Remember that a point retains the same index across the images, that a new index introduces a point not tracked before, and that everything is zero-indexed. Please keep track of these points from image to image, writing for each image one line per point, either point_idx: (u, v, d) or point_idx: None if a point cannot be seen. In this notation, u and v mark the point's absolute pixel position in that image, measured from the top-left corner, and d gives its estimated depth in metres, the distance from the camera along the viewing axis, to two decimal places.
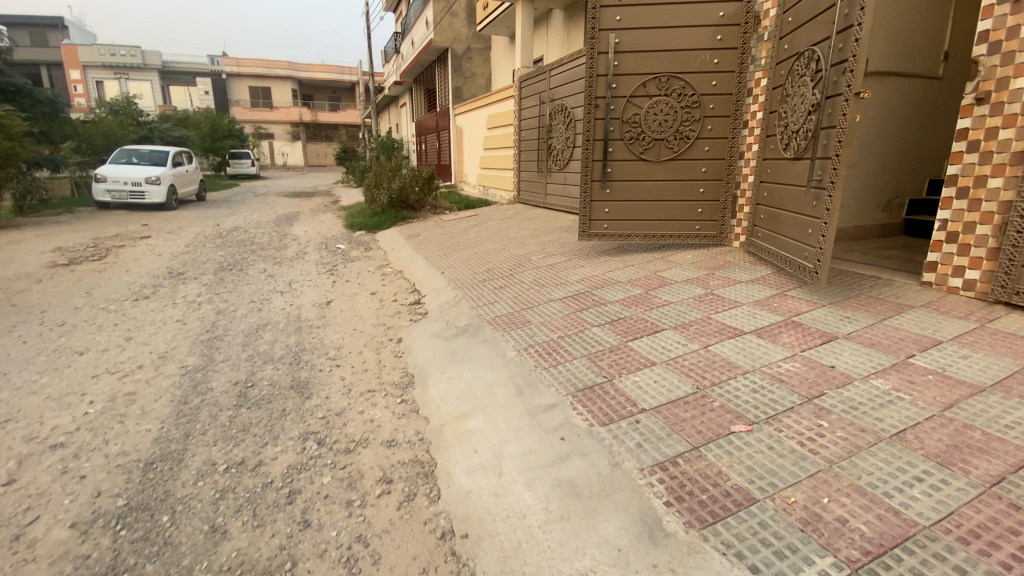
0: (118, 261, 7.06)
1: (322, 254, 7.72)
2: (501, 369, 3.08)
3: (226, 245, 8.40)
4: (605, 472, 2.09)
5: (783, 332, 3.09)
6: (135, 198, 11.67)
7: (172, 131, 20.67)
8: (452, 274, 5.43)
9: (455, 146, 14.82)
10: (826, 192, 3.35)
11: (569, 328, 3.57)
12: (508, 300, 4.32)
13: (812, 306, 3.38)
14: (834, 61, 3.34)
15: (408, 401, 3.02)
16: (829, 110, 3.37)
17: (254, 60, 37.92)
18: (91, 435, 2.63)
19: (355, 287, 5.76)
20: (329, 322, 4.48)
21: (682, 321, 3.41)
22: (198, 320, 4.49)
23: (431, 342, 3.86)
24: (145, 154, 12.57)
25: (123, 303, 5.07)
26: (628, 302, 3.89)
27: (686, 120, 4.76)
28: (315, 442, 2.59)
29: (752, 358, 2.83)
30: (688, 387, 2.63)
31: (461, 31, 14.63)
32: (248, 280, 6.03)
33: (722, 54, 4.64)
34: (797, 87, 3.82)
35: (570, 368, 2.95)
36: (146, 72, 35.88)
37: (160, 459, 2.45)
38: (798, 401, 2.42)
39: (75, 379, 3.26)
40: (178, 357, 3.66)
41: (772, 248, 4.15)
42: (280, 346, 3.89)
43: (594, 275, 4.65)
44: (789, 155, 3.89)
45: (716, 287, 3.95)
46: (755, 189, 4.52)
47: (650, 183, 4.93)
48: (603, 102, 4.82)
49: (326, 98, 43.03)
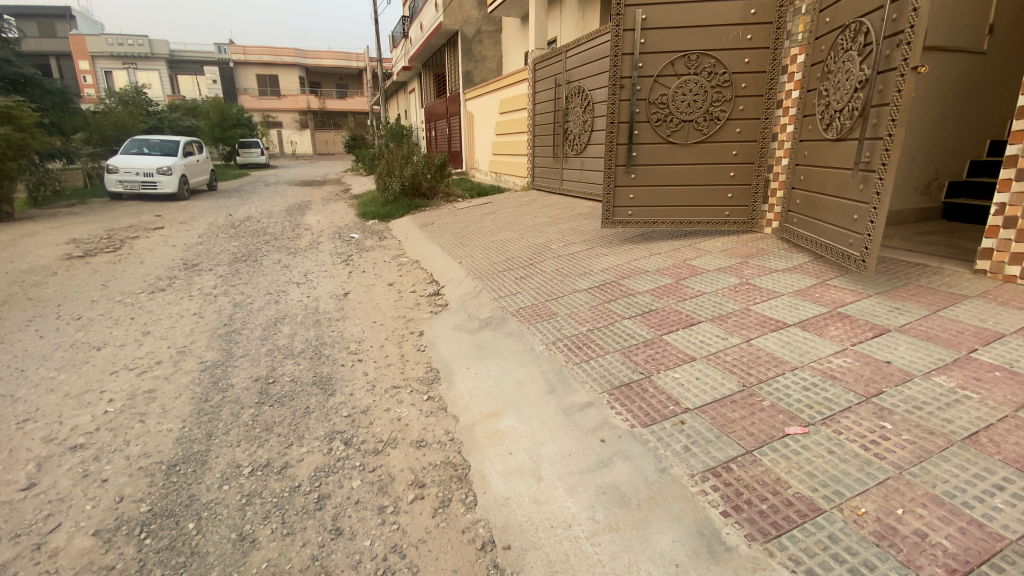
0: (132, 253, 7.01)
1: (335, 244, 7.60)
2: (531, 365, 2.94)
3: (239, 235, 8.32)
4: (653, 478, 1.96)
5: (830, 325, 2.92)
6: (147, 188, 11.64)
7: (182, 121, 20.63)
8: (471, 264, 5.29)
9: (466, 132, 14.58)
10: (875, 175, 3.15)
11: (598, 321, 3.42)
12: (530, 291, 4.17)
13: (858, 296, 3.20)
14: (887, 33, 3.12)
15: (434, 398, 2.91)
16: (880, 86, 3.16)
17: (261, 48, 37.59)
18: (111, 435, 2.54)
19: (371, 278, 5.64)
20: (347, 315, 4.37)
21: (719, 313, 3.24)
22: (214, 313, 4.41)
23: (454, 335, 3.73)
24: (156, 144, 12.49)
25: (139, 296, 5.00)
26: (658, 292, 3.73)
27: (717, 100, 4.54)
28: (342, 443, 2.48)
29: (800, 354, 2.67)
30: (733, 384, 2.48)
31: (471, 12, 14.19)
32: (264, 271, 5.93)
33: (755, 30, 4.40)
34: (842, 61, 3.59)
35: (603, 364, 2.81)
36: (154, 61, 35.79)
37: (182, 461, 2.36)
38: (855, 401, 2.27)
39: (93, 376, 3.18)
40: (197, 352, 3.57)
41: (809, 235, 3.96)
42: (299, 340, 3.79)
43: (619, 264, 4.48)
44: (831, 135, 3.67)
45: (751, 276, 3.77)
46: (790, 173, 4.30)
47: (678, 168, 4.74)
48: (628, 83, 4.62)
49: (333, 85, 42.62)
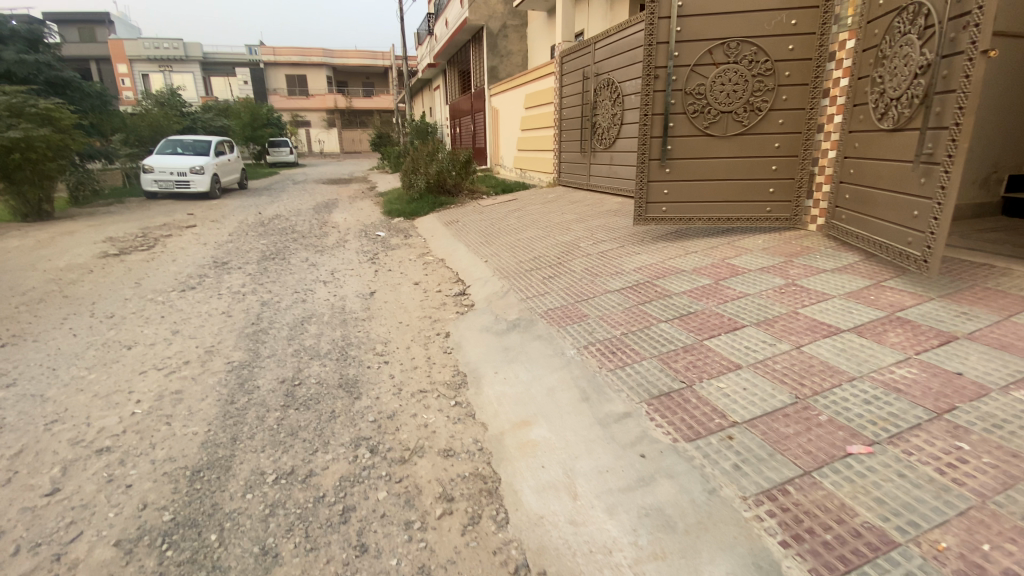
0: (165, 251, 7.14)
1: (362, 242, 7.59)
2: (562, 370, 2.81)
3: (268, 233, 8.39)
4: (700, 500, 1.81)
5: (888, 331, 2.69)
6: (180, 187, 11.91)
7: (214, 121, 21.08)
8: (497, 262, 5.17)
9: (491, 128, 14.46)
10: (939, 168, 2.88)
11: (632, 324, 3.26)
12: (559, 292, 4.03)
13: (918, 300, 2.95)
14: (953, 14, 2.85)
15: (462, 403, 2.78)
16: (945, 71, 2.89)
17: (290, 48, 38.22)
18: (137, 439, 2.52)
19: (397, 276, 5.58)
20: (374, 315, 4.30)
21: (764, 317, 3.05)
22: (243, 312, 4.40)
23: (481, 337, 3.61)
24: (189, 144, 12.77)
25: (170, 294, 5.05)
26: (696, 294, 3.54)
27: (758, 90, 4.29)
28: (367, 450, 2.39)
29: (857, 363, 2.46)
30: (785, 396, 2.29)
31: (497, 7, 14.02)
32: (292, 270, 5.94)
33: (800, 14, 4.13)
34: (899, 46, 3.31)
35: (640, 371, 2.65)
36: (189, 63, 36.82)
37: (207, 467, 2.31)
38: (925, 417, 2.06)
39: (123, 375, 3.19)
40: (225, 352, 3.55)
41: (860, 233, 3.70)
42: (326, 340, 3.73)
43: (653, 263, 4.29)
44: (886, 126, 3.40)
45: (797, 276, 3.54)
46: (838, 166, 4.04)
47: (715, 162, 4.52)
48: (663, 73, 4.42)
49: (360, 84, 43.06)
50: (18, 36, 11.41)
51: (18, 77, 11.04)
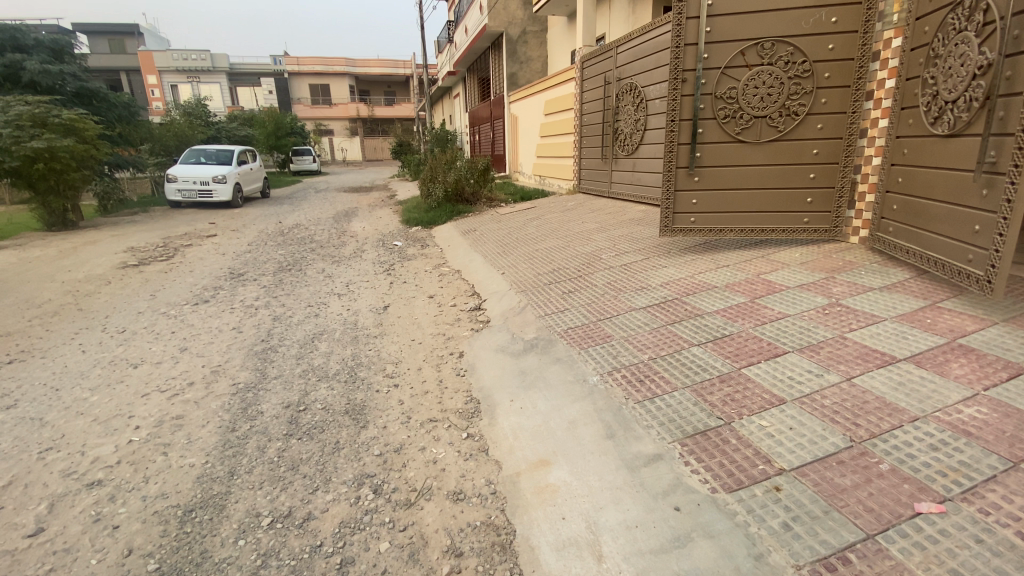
0: (183, 261, 7.14)
1: (378, 252, 7.48)
2: (585, 401, 2.58)
3: (286, 243, 8.36)
4: (746, 568, 1.57)
5: (950, 361, 2.38)
6: (203, 197, 12.03)
7: (238, 130, 21.47)
8: (514, 275, 4.97)
9: (510, 135, 14.32)
10: (1005, 179, 2.54)
11: (661, 347, 3.01)
12: (580, 309, 3.79)
13: (981, 324, 2.62)
14: (1017, 8, 2.50)
15: (474, 435, 2.57)
16: (1009, 73, 2.54)
17: (313, 59, 38.93)
18: (131, 472, 2.40)
19: (412, 289, 5.41)
20: (386, 331, 4.12)
21: (807, 342, 2.78)
22: (253, 328, 4.28)
23: (496, 357, 3.39)
24: (212, 153, 12.93)
25: (183, 307, 4.98)
26: (730, 313, 3.28)
27: (794, 93, 4.01)
28: (370, 490, 2.20)
29: (919, 399, 2.15)
30: (838, 438, 2.02)
31: (516, 13, 13.92)
32: (307, 281, 5.84)
33: (840, 11, 3.84)
34: (953, 44, 2.95)
35: (671, 404, 2.42)
36: (215, 74, 37.76)
37: (200, 506, 2.16)
38: (1001, 467, 1.74)
39: (124, 398, 3.08)
40: (230, 372, 3.41)
41: (911, 247, 3.38)
42: (335, 359, 3.57)
43: (681, 278, 4.04)
44: (940, 131, 3.06)
45: (842, 295, 3.26)
46: (884, 174, 3.72)
47: (748, 171, 4.25)
48: (691, 76, 4.18)
49: (381, 93, 43.55)
50: (44, 47, 11.95)
51: (42, 86, 11.43)
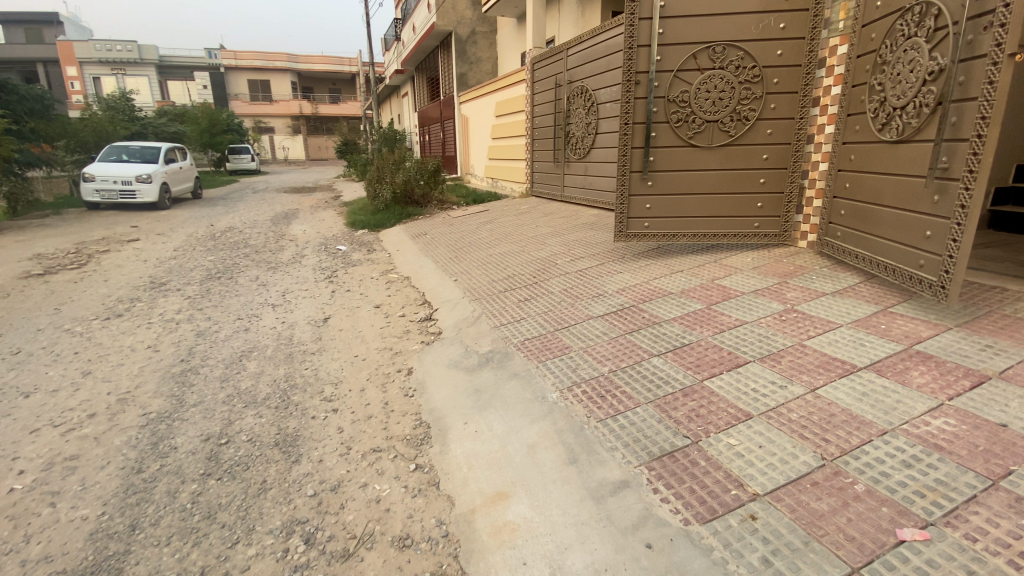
0: (98, 269, 6.41)
1: (321, 257, 7.02)
2: (545, 422, 2.39)
3: (218, 248, 7.70)
4: None
5: (910, 368, 2.37)
6: (125, 197, 11.00)
7: (168, 126, 19.94)
8: (467, 282, 4.73)
9: (461, 136, 14.05)
10: (957, 185, 2.55)
11: (622, 359, 2.86)
12: (536, 318, 3.61)
13: (935, 330, 2.64)
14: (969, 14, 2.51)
15: (423, 466, 2.31)
16: (961, 78, 2.55)
17: (252, 53, 37.01)
18: (6, 532, 1.99)
19: (357, 298, 5.06)
20: (325, 347, 3.76)
21: (767, 351, 2.72)
22: (172, 346, 3.81)
23: (447, 373, 3.13)
24: (136, 151, 11.84)
25: (92, 323, 4.40)
26: (688, 321, 3.20)
27: (745, 97, 4.01)
28: (301, 540, 1.90)
29: (885, 412, 2.12)
30: (809, 457, 1.94)
31: (466, 13, 13.72)
32: (237, 291, 5.34)
33: (789, 17, 3.87)
34: (902, 50, 2.98)
35: (634, 423, 2.27)
36: (142, 66, 35.13)
37: (90, 573, 1.80)
38: (980, 486, 1.71)
39: (8, 437, 2.62)
40: (142, 400, 2.98)
41: (860, 252, 3.42)
42: (265, 382, 3.19)
43: (637, 284, 3.95)
44: (889, 137, 3.10)
45: (796, 301, 3.25)
46: (832, 180, 3.78)
47: (700, 175, 4.21)
48: (644, 78, 4.11)
49: (325, 91, 42.05)
50: None
51: None
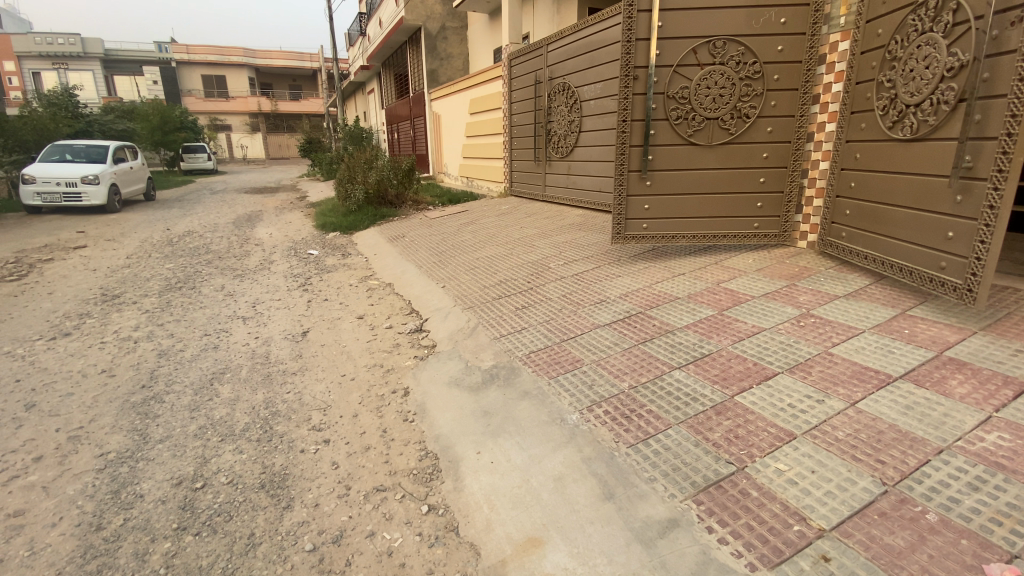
0: (40, 281, 5.80)
1: (291, 263, 6.58)
2: (570, 449, 2.16)
3: (177, 254, 7.12)
4: None
5: (948, 377, 2.26)
6: (70, 200, 10.15)
7: (116, 123, 18.71)
8: (457, 288, 4.44)
9: (433, 135, 13.66)
10: (984, 185, 2.49)
11: (640, 373, 2.66)
12: (538, 328, 3.37)
13: (961, 334, 2.55)
14: (997, 9, 2.43)
15: (437, 508, 2.04)
16: (987, 74, 2.48)
17: (205, 48, 35.34)
18: None
19: (336, 308, 4.70)
20: (308, 366, 3.43)
21: (795, 361, 2.57)
22: (131, 369, 3.38)
23: (449, 393, 2.86)
24: (81, 149, 10.96)
25: (34, 344, 3.90)
26: (703, 329, 3.03)
27: (746, 94, 3.89)
28: None
29: (935, 427, 1.99)
30: (869, 483, 1.77)
31: (435, 7, 13.33)
32: (202, 303, 4.89)
33: (789, 12, 3.76)
34: (914, 46, 2.91)
35: (670, 447, 2.06)
36: (87, 61, 33.17)
37: None
38: None
39: None
40: (98, 438, 2.58)
41: (868, 252, 3.35)
42: (243, 409, 2.84)
43: (639, 289, 3.77)
44: (901, 135, 3.03)
45: (810, 305, 3.12)
46: (835, 179, 3.70)
47: (700, 174, 4.07)
48: (643, 74, 3.94)
49: (285, 87, 40.53)
50: None
51: None
